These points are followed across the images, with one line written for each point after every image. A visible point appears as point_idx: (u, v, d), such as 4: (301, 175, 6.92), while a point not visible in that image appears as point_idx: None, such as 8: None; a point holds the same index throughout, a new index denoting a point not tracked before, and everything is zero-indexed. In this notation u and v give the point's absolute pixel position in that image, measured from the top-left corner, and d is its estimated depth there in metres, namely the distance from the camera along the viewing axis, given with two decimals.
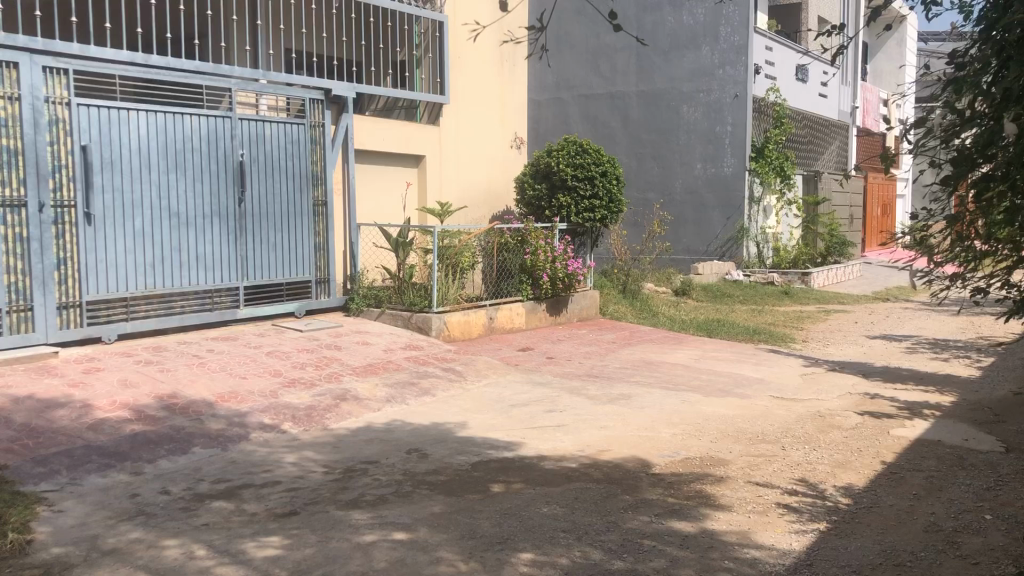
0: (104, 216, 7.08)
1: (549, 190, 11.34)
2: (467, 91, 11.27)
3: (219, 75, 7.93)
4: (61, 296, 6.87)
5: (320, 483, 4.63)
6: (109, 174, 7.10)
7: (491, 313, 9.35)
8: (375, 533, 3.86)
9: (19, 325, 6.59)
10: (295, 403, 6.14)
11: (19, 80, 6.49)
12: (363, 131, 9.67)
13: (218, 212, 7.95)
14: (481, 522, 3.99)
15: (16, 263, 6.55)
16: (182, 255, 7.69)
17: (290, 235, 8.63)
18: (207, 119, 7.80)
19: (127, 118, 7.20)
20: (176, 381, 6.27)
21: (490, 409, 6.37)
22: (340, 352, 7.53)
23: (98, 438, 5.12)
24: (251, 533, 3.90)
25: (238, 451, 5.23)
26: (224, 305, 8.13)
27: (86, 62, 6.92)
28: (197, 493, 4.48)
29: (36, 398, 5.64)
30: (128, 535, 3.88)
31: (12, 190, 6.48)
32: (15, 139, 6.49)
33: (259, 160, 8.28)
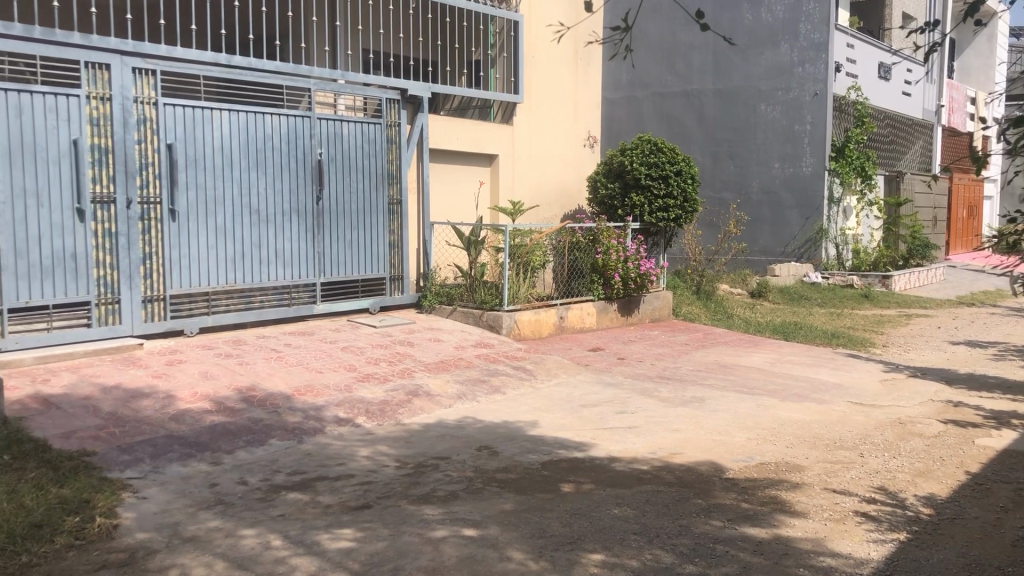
0: (189, 213, 7.29)
1: (622, 189, 11.25)
2: (543, 90, 11.28)
3: (299, 75, 8.09)
4: (147, 289, 7.10)
5: (392, 478, 4.69)
6: (194, 172, 7.30)
7: (562, 313, 9.33)
8: (446, 529, 3.90)
9: (107, 317, 6.84)
10: (369, 398, 6.23)
11: (110, 81, 6.71)
12: (437, 131, 9.75)
13: (296, 210, 8.12)
14: (551, 522, 3.99)
15: (106, 258, 6.79)
16: (261, 251, 7.88)
17: (366, 233, 8.78)
18: (287, 119, 7.97)
19: (212, 118, 7.40)
20: (254, 374, 6.43)
21: (561, 409, 6.37)
22: (413, 348, 7.62)
23: (180, 428, 5.28)
24: (325, 525, 3.97)
25: (313, 444, 5.33)
26: (301, 300, 8.32)
27: (173, 63, 7.12)
28: (274, 484, 4.59)
29: (122, 388, 5.85)
30: (207, 524, 3.99)
31: (102, 187, 6.73)
32: (106, 137, 6.72)
33: (337, 158, 8.43)
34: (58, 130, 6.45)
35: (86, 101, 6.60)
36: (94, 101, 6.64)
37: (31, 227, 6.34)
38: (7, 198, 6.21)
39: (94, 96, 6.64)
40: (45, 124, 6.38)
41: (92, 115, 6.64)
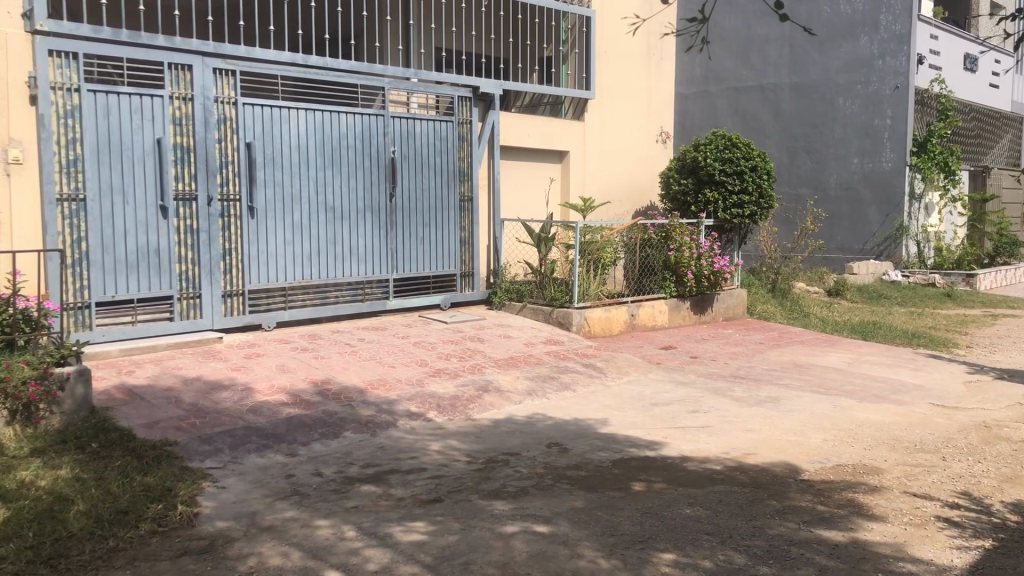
0: (266, 210, 7.46)
1: (696, 185, 11.13)
2: (616, 86, 11.18)
3: (373, 74, 8.20)
4: (227, 284, 7.29)
5: (463, 472, 4.73)
6: (271, 170, 7.46)
7: (633, 310, 9.26)
8: (517, 525, 3.91)
9: (189, 311, 7.05)
10: (440, 393, 6.29)
11: (192, 82, 6.90)
12: (508, 128, 9.77)
13: (370, 207, 8.24)
14: (622, 520, 3.97)
15: (187, 253, 6.99)
16: (336, 248, 8.01)
17: (438, 230, 8.86)
18: (361, 117, 8.09)
19: (289, 117, 7.55)
20: (329, 368, 6.55)
21: (632, 407, 6.33)
22: (483, 344, 7.66)
23: (257, 420, 5.41)
24: (397, 517, 4.02)
25: (385, 437, 5.40)
26: (375, 296, 8.44)
27: (252, 63, 7.28)
28: (348, 476, 4.66)
29: (203, 380, 6.02)
30: (283, 514, 4.08)
31: (184, 184, 6.93)
32: (188, 136, 6.91)
33: (410, 156, 8.52)
34: (143, 130, 6.65)
35: (169, 101, 6.80)
36: (177, 101, 6.84)
37: (117, 223, 6.57)
38: (95, 195, 6.44)
39: (177, 96, 6.84)
40: (131, 123, 6.59)
41: (175, 115, 6.84)
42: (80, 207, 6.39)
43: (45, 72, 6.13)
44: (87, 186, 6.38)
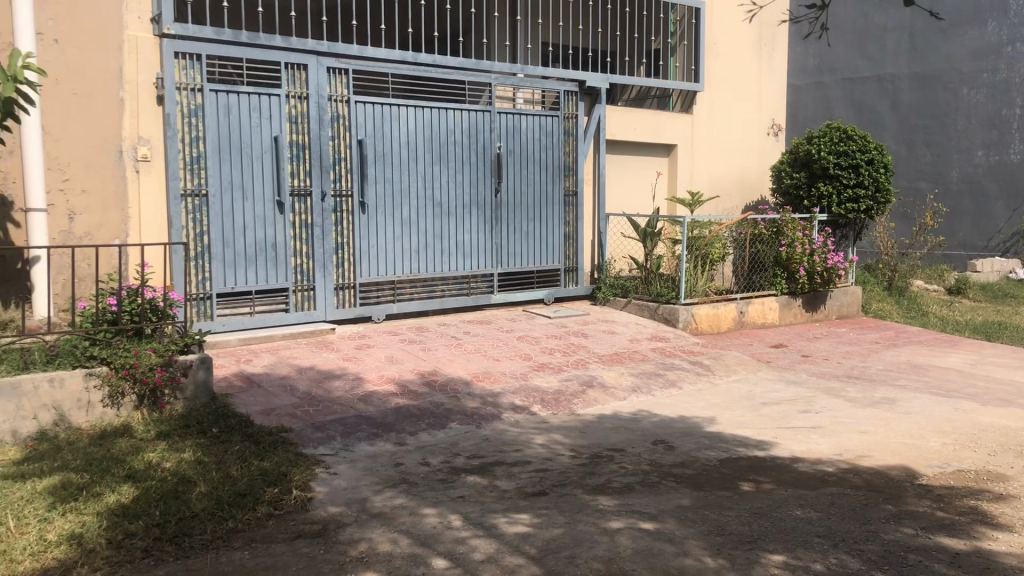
0: (377, 205, 7.63)
1: (809, 178, 10.83)
2: (726, 78, 10.95)
3: (480, 70, 8.28)
4: (339, 277, 7.51)
5: (568, 466, 4.74)
6: (382, 166, 7.63)
7: (742, 307, 9.07)
8: (622, 521, 3.90)
9: (303, 303, 7.29)
10: (545, 387, 6.31)
11: (307, 81, 7.11)
12: (615, 123, 9.72)
13: (476, 202, 8.34)
14: (730, 520, 3.91)
15: (302, 247, 7.22)
16: (443, 242, 8.14)
17: (543, 225, 8.90)
18: (469, 113, 8.19)
19: (399, 114, 7.69)
20: (436, 360, 6.66)
21: (740, 406, 6.22)
22: (587, 340, 7.65)
23: (367, 409, 5.55)
24: (503, 509, 4.06)
25: (490, 429, 5.46)
26: (480, 290, 8.54)
27: (364, 62, 7.44)
28: (454, 466, 4.74)
29: (316, 369, 6.23)
30: (392, 501, 4.18)
31: (299, 180, 7.16)
32: (303, 134, 7.13)
33: (516, 152, 8.58)
34: (261, 128, 6.90)
35: (286, 100, 7.03)
36: (293, 100, 7.07)
37: (237, 218, 6.83)
38: (216, 190, 6.71)
39: (293, 95, 7.07)
40: (250, 122, 6.83)
41: (291, 113, 7.07)
42: (202, 202, 6.67)
43: (171, 74, 6.41)
44: (209, 182, 6.66)
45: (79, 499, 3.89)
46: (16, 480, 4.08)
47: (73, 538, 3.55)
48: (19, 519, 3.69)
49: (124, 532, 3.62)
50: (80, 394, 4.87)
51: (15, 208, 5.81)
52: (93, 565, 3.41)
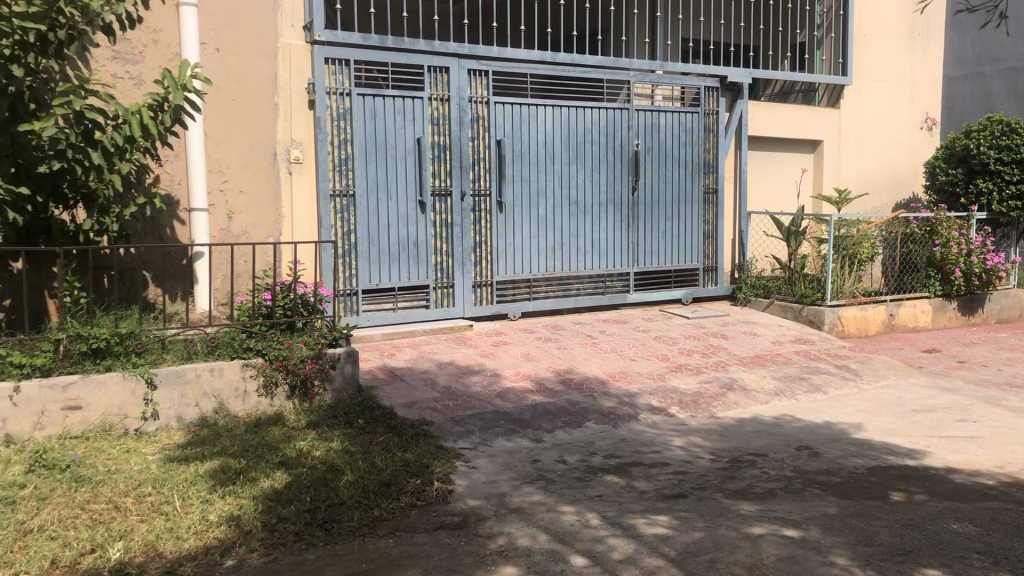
0: (515, 204, 7.72)
1: (967, 175, 10.23)
2: (876, 71, 10.48)
3: (619, 68, 8.24)
4: (477, 275, 7.64)
5: (707, 470, 4.66)
6: (520, 165, 7.71)
7: (892, 309, 8.68)
8: (764, 527, 3.80)
9: (442, 300, 7.47)
10: (683, 388, 6.23)
11: (448, 83, 7.27)
12: (757, 119, 9.49)
13: (613, 201, 8.31)
14: (880, 530, 3.75)
15: (442, 246, 7.39)
16: (580, 241, 8.16)
17: (681, 223, 8.78)
18: (608, 112, 8.18)
19: (537, 114, 7.76)
20: (572, 358, 6.68)
21: (890, 412, 5.96)
22: (727, 341, 7.49)
23: (505, 405, 5.63)
24: (641, 509, 4.04)
25: (627, 429, 5.43)
26: (616, 289, 8.51)
27: (504, 63, 7.54)
28: (591, 465, 4.74)
29: (455, 365, 6.37)
30: (530, 497, 4.22)
31: (441, 180, 7.32)
32: (444, 135, 7.29)
33: (654, 149, 8.50)
34: (405, 130, 7.10)
35: (429, 102, 7.20)
36: (435, 102, 7.24)
37: (381, 218, 7.06)
38: (363, 191, 6.95)
39: (435, 97, 7.23)
40: (394, 124, 7.05)
41: (433, 115, 7.23)
42: (350, 202, 6.93)
43: (322, 79, 6.70)
44: (355, 183, 6.91)
45: (237, 483, 4.11)
46: (182, 462, 4.36)
47: (232, 520, 3.76)
48: (184, 499, 3.93)
49: (278, 515, 3.81)
50: (238, 383, 5.15)
51: (181, 208, 6.19)
52: (250, 546, 3.61)
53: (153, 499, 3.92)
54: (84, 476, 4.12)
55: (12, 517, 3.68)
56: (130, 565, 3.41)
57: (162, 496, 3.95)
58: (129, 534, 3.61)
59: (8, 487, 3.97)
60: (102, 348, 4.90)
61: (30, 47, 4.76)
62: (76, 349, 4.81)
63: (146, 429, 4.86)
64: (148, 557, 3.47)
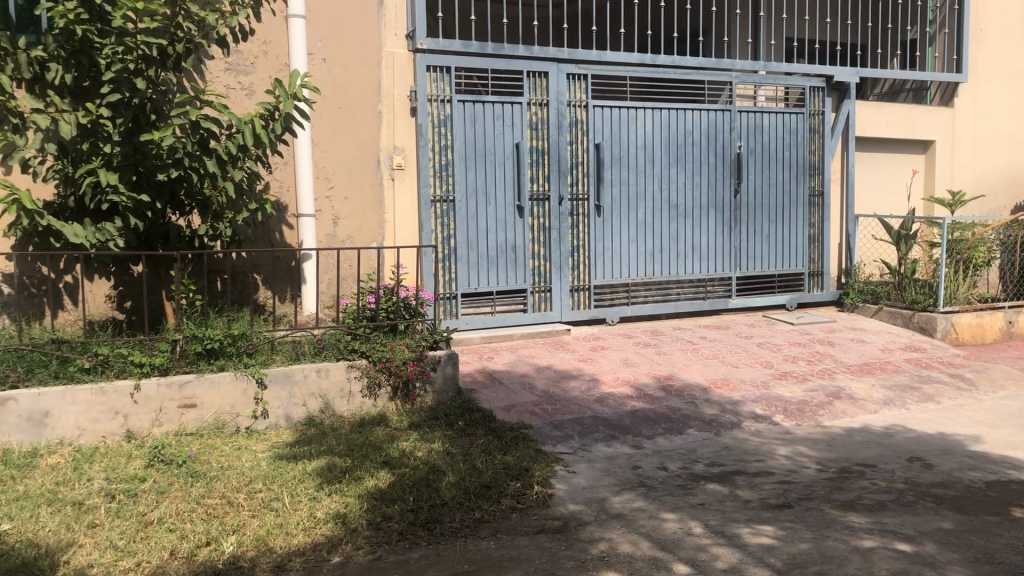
0: (613, 208, 7.68)
1: None
2: (994, 66, 10.00)
3: (721, 69, 8.11)
4: (575, 280, 7.64)
5: (814, 480, 4.54)
6: (619, 169, 7.67)
7: (1012, 317, 8.26)
8: (875, 540, 3.68)
9: (540, 304, 7.50)
10: (787, 396, 6.08)
11: (547, 88, 7.29)
12: (865, 119, 9.20)
13: (714, 204, 8.19)
14: (1000, 548, 3.58)
15: (540, 250, 7.42)
16: (680, 245, 8.07)
17: (785, 227, 8.58)
18: (708, 114, 8.06)
19: (637, 117, 7.72)
20: (672, 364, 6.61)
21: (1010, 425, 5.68)
22: (834, 348, 7.28)
23: (605, 410, 5.60)
24: (745, 519, 3.96)
25: (730, 437, 5.34)
26: (717, 294, 8.37)
27: (603, 67, 7.53)
28: (693, 473, 4.68)
29: (554, 369, 6.37)
30: (631, 503, 4.20)
31: (539, 185, 7.36)
32: (543, 139, 7.33)
33: (757, 151, 8.35)
34: (504, 135, 7.17)
35: (528, 107, 7.25)
36: (534, 107, 7.27)
37: (481, 222, 7.14)
38: (462, 196, 7.04)
39: (534, 102, 7.27)
40: (494, 130, 7.12)
41: (532, 120, 7.28)
42: (450, 207, 7.03)
43: (424, 87, 6.81)
44: (455, 189, 7.01)
45: (343, 481, 4.21)
46: (290, 460, 4.50)
47: (339, 518, 3.86)
48: (293, 496, 4.05)
49: (382, 514, 3.89)
50: (343, 384, 5.27)
51: (289, 213, 6.39)
52: (356, 544, 3.69)
53: (263, 495, 4.06)
54: (199, 471, 4.29)
55: (135, 508, 3.87)
56: (243, 558, 3.53)
57: (272, 492, 4.08)
58: (241, 529, 3.74)
59: (130, 480, 4.17)
60: (216, 349, 5.06)
61: (153, 61, 4.93)
62: (191, 349, 4.99)
63: (256, 427, 5.03)
64: (259, 551, 3.59)
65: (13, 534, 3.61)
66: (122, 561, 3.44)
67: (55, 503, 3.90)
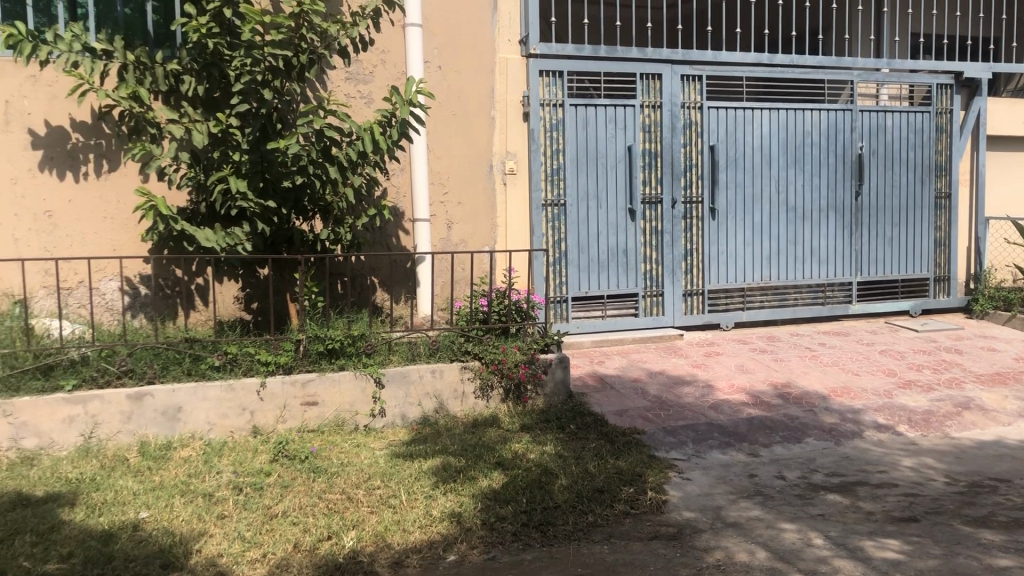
0: (728, 211, 7.56)
1: None
2: None
3: (841, 67, 7.88)
4: (688, 284, 7.55)
5: (942, 494, 4.36)
6: (734, 171, 7.54)
7: None
8: (1010, 559, 3.50)
9: (652, 308, 7.43)
10: (912, 406, 5.85)
11: (661, 90, 7.24)
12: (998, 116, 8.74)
13: (834, 206, 7.95)
14: None
15: (652, 254, 7.37)
16: (798, 249, 7.87)
17: (909, 230, 8.26)
18: (828, 113, 7.84)
19: (753, 118, 7.58)
20: (790, 371, 6.45)
21: None
22: (963, 357, 6.96)
23: (719, 417, 5.51)
24: (868, 531, 3.84)
25: (851, 447, 5.17)
26: (837, 300, 8.13)
27: (718, 68, 7.42)
28: (812, 483, 4.55)
29: (667, 375, 6.32)
30: (748, 512, 4.12)
31: (651, 188, 7.31)
32: (656, 142, 7.28)
33: (880, 152, 8.06)
34: (617, 138, 7.16)
35: (641, 109, 7.22)
36: (647, 109, 7.24)
37: (592, 225, 7.14)
38: (574, 200, 7.07)
39: (647, 104, 7.23)
40: (606, 132, 7.13)
41: (644, 122, 7.24)
42: (562, 211, 7.07)
43: (537, 92, 6.87)
44: (567, 192, 7.04)
45: (457, 481, 4.28)
46: (407, 459, 4.60)
47: (453, 517, 3.92)
48: (410, 494, 4.15)
49: (496, 515, 3.93)
50: (456, 385, 5.36)
51: (405, 218, 6.55)
52: (471, 543, 3.75)
53: (382, 492, 4.17)
54: (321, 467, 4.44)
55: (261, 501, 4.03)
56: (362, 553, 3.63)
57: (390, 490, 4.19)
58: (361, 524, 3.85)
59: (256, 474, 4.35)
60: (336, 349, 5.22)
61: (278, 71, 5.17)
62: (314, 349, 5.17)
63: (373, 425, 5.18)
64: (378, 547, 3.69)
65: (150, 522, 3.82)
66: (249, 552, 3.59)
67: (187, 494, 4.10)
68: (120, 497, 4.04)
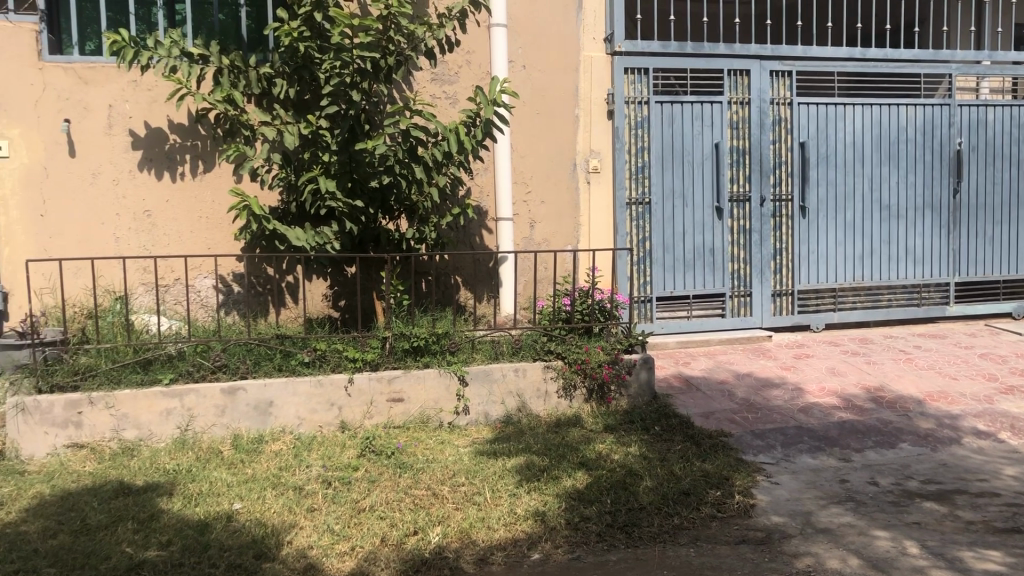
0: (819, 210, 7.37)
1: None
2: None
3: (939, 60, 7.62)
4: (776, 284, 7.39)
5: None
6: (825, 168, 7.36)
7: None
8: None
9: (739, 308, 7.31)
10: (1015, 412, 5.60)
11: (749, 86, 7.12)
12: None
13: (930, 204, 7.68)
14: None
15: (739, 253, 7.24)
16: (892, 248, 7.63)
17: (1011, 228, 7.92)
18: (925, 108, 7.58)
19: (844, 114, 7.38)
20: (883, 375, 6.26)
21: None
22: None
23: (809, 421, 5.38)
24: (968, 542, 3.69)
25: (948, 453, 4.98)
26: (933, 301, 7.85)
27: (809, 63, 7.24)
28: (907, 489, 4.41)
29: (755, 376, 6.20)
30: (839, 518, 4.01)
31: (739, 186, 7.18)
32: (744, 138, 7.16)
33: (980, 147, 7.75)
34: (703, 135, 7.07)
35: (728, 106, 7.11)
36: (734, 105, 7.12)
37: (678, 224, 7.07)
38: (659, 198, 7.00)
39: (734, 100, 7.11)
40: (692, 130, 7.04)
41: (732, 119, 7.13)
42: (646, 210, 7.01)
43: (622, 89, 6.83)
44: (652, 191, 6.97)
45: (541, 480, 4.28)
46: (491, 456, 4.63)
47: (537, 515, 3.93)
48: (494, 491, 4.17)
49: (581, 515, 3.92)
50: (540, 384, 5.36)
51: (490, 217, 6.58)
52: (556, 542, 3.74)
53: (466, 489, 4.20)
54: (407, 463, 4.50)
55: (349, 495, 4.11)
56: (447, 549, 3.66)
57: (475, 487, 4.22)
58: (446, 520, 3.88)
59: (345, 469, 4.44)
60: (422, 346, 5.29)
61: (366, 73, 5.25)
62: (399, 346, 5.25)
63: (458, 422, 5.23)
64: (463, 543, 3.72)
65: (243, 513, 3.93)
66: (338, 545, 3.66)
67: (278, 486, 4.21)
68: (214, 488, 4.17)
